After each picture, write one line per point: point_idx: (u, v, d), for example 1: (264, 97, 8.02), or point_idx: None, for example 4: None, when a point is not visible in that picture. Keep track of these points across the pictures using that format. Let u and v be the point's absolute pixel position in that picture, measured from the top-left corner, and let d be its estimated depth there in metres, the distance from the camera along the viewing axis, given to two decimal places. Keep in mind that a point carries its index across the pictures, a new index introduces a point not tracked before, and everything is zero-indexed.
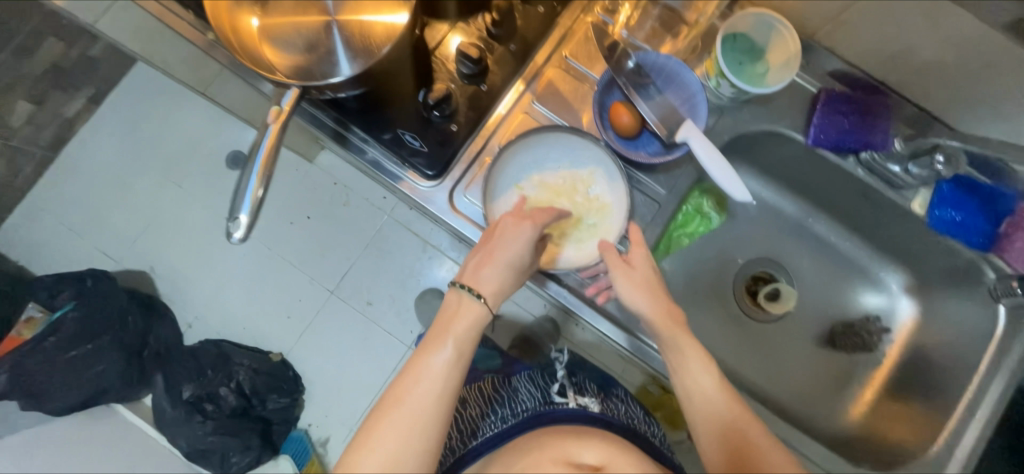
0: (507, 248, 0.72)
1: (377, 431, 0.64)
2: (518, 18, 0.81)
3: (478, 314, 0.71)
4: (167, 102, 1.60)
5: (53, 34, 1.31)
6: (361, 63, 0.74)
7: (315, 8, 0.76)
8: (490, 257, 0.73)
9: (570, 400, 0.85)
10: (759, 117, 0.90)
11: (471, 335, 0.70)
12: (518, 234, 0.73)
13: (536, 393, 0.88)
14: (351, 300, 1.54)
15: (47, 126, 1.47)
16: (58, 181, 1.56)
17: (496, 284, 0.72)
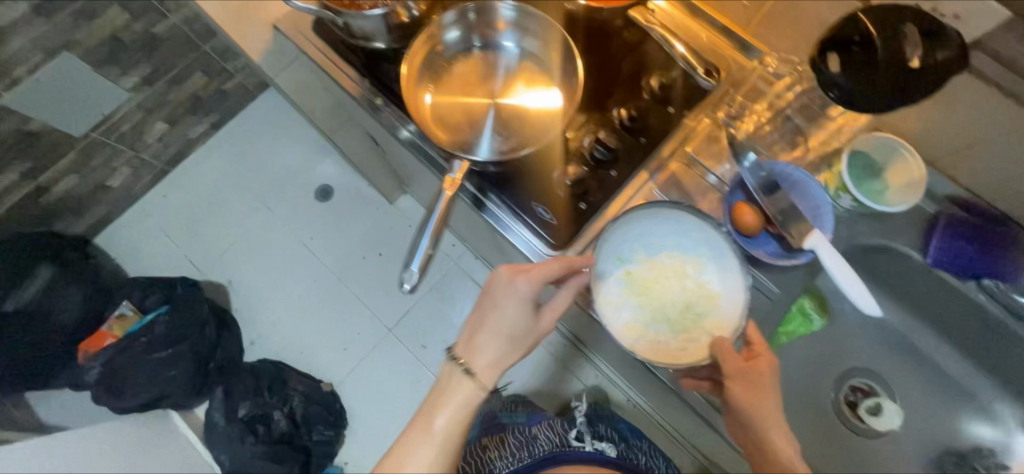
0: (506, 313, 0.65)
1: None
2: (682, 84, 0.71)
3: (463, 393, 0.64)
4: (275, 135, 1.75)
5: (201, 71, 1.52)
6: (515, 140, 0.69)
7: (483, 85, 0.72)
8: (478, 327, 0.67)
9: (587, 444, 0.91)
10: (872, 232, 0.76)
11: (469, 404, 0.64)
12: (512, 296, 0.65)
13: (554, 437, 0.93)
14: (408, 341, 1.57)
15: (173, 144, 1.65)
16: (165, 194, 1.71)
17: (490, 356, 0.65)
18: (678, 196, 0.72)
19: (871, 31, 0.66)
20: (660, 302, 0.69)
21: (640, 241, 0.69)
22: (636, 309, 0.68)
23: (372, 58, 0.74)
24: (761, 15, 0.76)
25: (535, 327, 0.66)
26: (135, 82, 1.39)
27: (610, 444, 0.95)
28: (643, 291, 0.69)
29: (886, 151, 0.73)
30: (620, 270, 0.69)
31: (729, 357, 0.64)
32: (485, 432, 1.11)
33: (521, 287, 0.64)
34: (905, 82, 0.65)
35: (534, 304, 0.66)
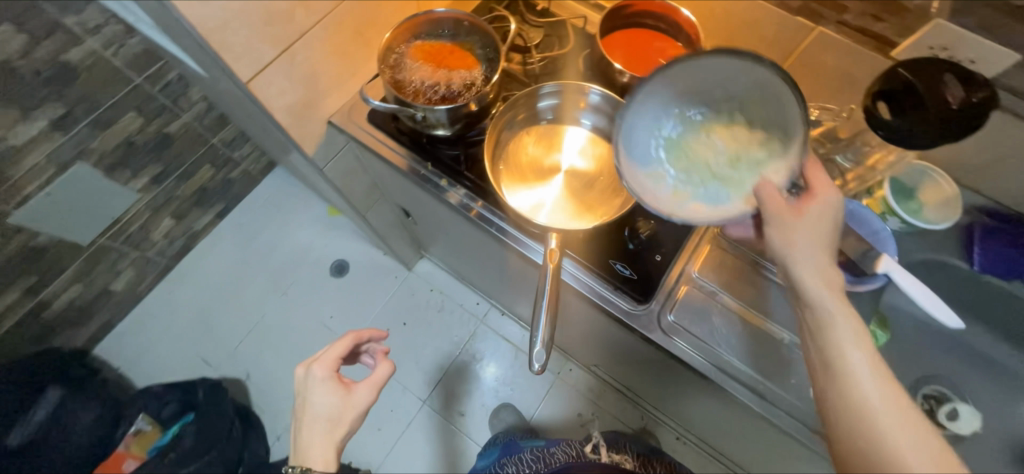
0: (337, 401, 0.69)
1: None
2: None
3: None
4: (282, 215, 1.73)
5: (209, 163, 1.52)
6: (597, 208, 0.70)
7: (549, 158, 0.73)
8: (333, 419, 0.68)
9: (604, 456, 0.90)
10: (923, 246, 0.74)
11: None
12: (315, 384, 0.70)
13: (570, 449, 0.91)
14: (445, 411, 1.47)
15: (178, 239, 1.60)
16: (170, 291, 1.62)
17: (314, 440, 0.67)
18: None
19: (911, 80, 0.56)
20: (703, 159, 0.59)
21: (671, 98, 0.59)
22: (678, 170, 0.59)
23: (432, 143, 0.76)
24: (784, 71, 0.77)
25: (350, 407, 0.69)
26: (145, 182, 1.37)
27: (627, 459, 0.93)
28: (683, 154, 0.60)
29: (916, 176, 0.73)
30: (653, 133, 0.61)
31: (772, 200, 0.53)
32: (506, 453, 1.01)
33: (318, 374, 0.71)
34: (959, 125, 0.53)
35: (369, 387, 0.71)
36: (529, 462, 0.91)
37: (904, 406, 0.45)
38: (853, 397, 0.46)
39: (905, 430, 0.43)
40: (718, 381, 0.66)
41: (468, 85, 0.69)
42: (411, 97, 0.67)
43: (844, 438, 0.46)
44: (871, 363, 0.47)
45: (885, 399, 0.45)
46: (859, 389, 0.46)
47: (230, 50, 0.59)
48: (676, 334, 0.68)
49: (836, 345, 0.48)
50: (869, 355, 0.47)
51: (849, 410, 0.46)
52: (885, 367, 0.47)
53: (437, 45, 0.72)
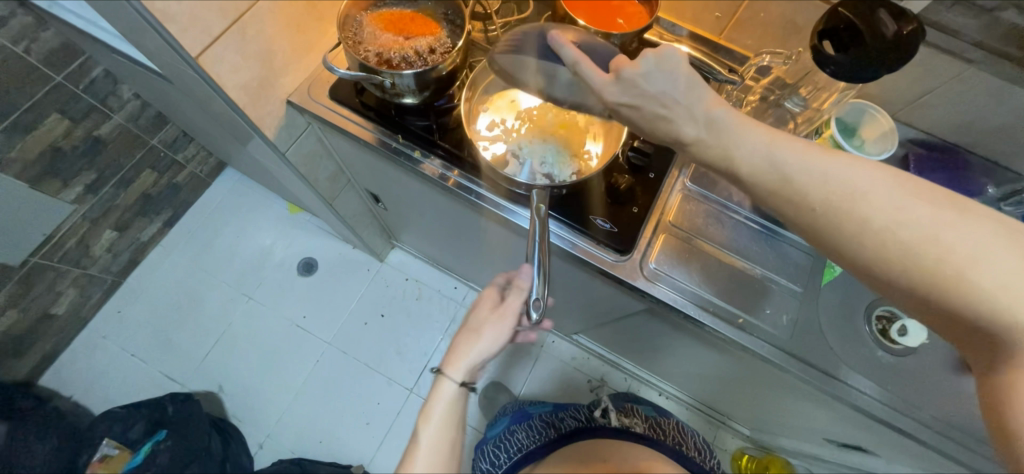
0: (483, 317, 0.62)
1: None
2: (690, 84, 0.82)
3: (445, 398, 0.60)
4: (238, 218, 1.64)
5: (150, 167, 1.42)
6: (579, 166, 0.72)
7: (527, 123, 0.74)
8: (473, 332, 0.62)
9: (614, 419, 0.90)
10: None
11: (450, 407, 0.60)
12: (484, 299, 0.63)
13: (580, 414, 0.94)
14: (433, 397, 1.45)
15: (123, 252, 1.48)
16: (122, 308, 1.50)
17: (465, 357, 0.60)
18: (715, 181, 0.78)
19: (850, 18, 0.60)
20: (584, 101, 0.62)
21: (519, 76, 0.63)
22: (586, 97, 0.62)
23: (402, 115, 0.75)
24: (734, 24, 0.82)
25: (505, 333, 0.62)
26: (79, 192, 1.24)
27: (637, 422, 0.91)
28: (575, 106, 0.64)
29: (857, 114, 0.79)
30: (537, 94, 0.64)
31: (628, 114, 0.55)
32: (515, 421, 1.03)
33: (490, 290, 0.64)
34: (894, 54, 0.57)
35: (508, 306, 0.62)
36: (540, 429, 0.94)
37: (906, 192, 0.42)
38: (847, 221, 0.43)
39: (923, 210, 0.41)
40: (698, 318, 0.69)
41: (432, 49, 0.68)
42: (378, 64, 0.65)
43: (886, 267, 0.42)
44: (851, 170, 0.44)
45: (886, 195, 0.42)
46: (854, 201, 0.42)
47: (176, 21, 0.54)
48: (660, 280, 0.71)
49: (812, 180, 0.44)
50: (838, 166, 0.44)
51: (851, 237, 0.43)
52: (842, 165, 0.44)
53: (398, 11, 0.70)
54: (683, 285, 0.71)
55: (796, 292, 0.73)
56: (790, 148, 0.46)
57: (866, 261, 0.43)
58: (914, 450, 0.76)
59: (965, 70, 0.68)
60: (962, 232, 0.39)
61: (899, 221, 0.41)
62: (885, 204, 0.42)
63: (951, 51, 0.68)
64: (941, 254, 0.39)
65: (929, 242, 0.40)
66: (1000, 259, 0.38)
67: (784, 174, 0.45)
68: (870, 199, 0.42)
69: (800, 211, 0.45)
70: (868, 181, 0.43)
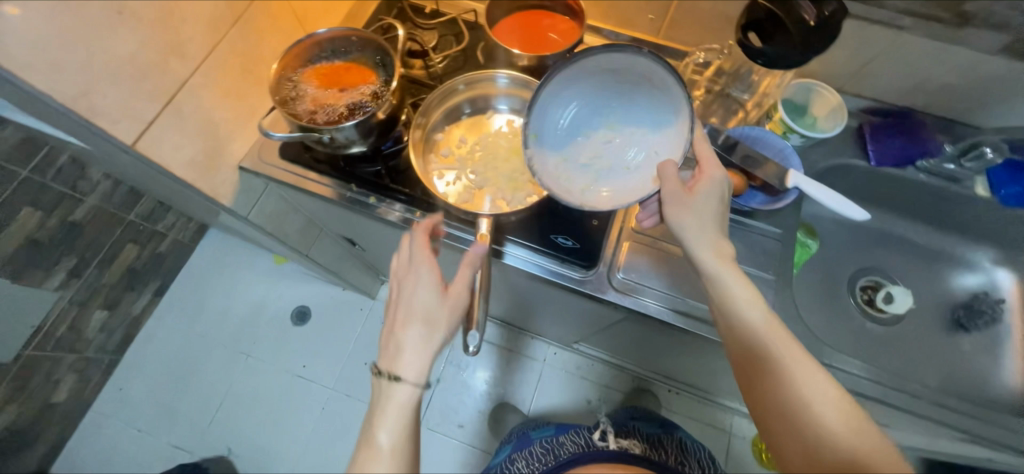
0: (437, 301, 0.58)
1: None
2: None
3: (396, 402, 0.54)
4: (225, 277, 1.65)
5: (131, 241, 1.44)
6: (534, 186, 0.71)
7: (477, 152, 0.74)
8: (417, 315, 0.57)
9: (611, 442, 0.87)
10: (828, 155, 0.80)
11: (401, 408, 0.54)
12: (416, 281, 0.59)
13: (579, 439, 0.91)
14: (442, 427, 1.43)
15: (117, 329, 1.49)
16: (123, 385, 1.50)
17: (410, 347, 0.56)
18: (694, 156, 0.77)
19: (770, 8, 0.60)
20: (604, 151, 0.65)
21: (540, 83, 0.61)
22: (561, 153, 0.65)
23: (352, 165, 0.75)
24: (670, 23, 0.82)
25: (450, 306, 0.58)
26: (62, 278, 1.25)
27: (636, 443, 0.89)
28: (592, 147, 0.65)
29: (805, 94, 0.80)
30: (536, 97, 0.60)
31: (673, 184, 0.59)
32: (517, 448, 1.04)
33: (422, 268, 0.60)
34: (818, 37, 0.58)
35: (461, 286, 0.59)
36: (539, 456, 0.94)
37: (815, 371, 0.49)
38: (761, 358, 0.51)
39: (819, 390, 0.48)
40: (674, 323, 0.70)
41: (370, 97, 0.68)
42: (315, 122, 0.66)
43: (778, 408, 0.49)
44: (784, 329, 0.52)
45: (794, 359, 0.50)
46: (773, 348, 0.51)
47: (104, 115, 0.54)
48: (628, 289, 0.71)
49: (744, 322, 0.53)
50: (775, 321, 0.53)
51: (752, 379, 0.52)
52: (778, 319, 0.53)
53: (334, 65, 0.70)
54: (654, 290, 0.71)
55: (767, 282, 0.72)
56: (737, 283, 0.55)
57: (758, 406, 0.52)
58: (913, 420, 0.75)
59: (899, 36, 0.68)
60: (841, 413, 0.46)
61: (800, 380, 0.49)
62: (797, 363, 0.50)
63: (882, 21, 0.68)
64: (820, 431, 0.46)
65: (813, 408, 0.47)
66: (862, 445, 0.44)
67: (727, 303, 0.55)
68: (789, 355, 0.50)
69: (734, 338, 0.54)
70: (787, 347, 0.51)
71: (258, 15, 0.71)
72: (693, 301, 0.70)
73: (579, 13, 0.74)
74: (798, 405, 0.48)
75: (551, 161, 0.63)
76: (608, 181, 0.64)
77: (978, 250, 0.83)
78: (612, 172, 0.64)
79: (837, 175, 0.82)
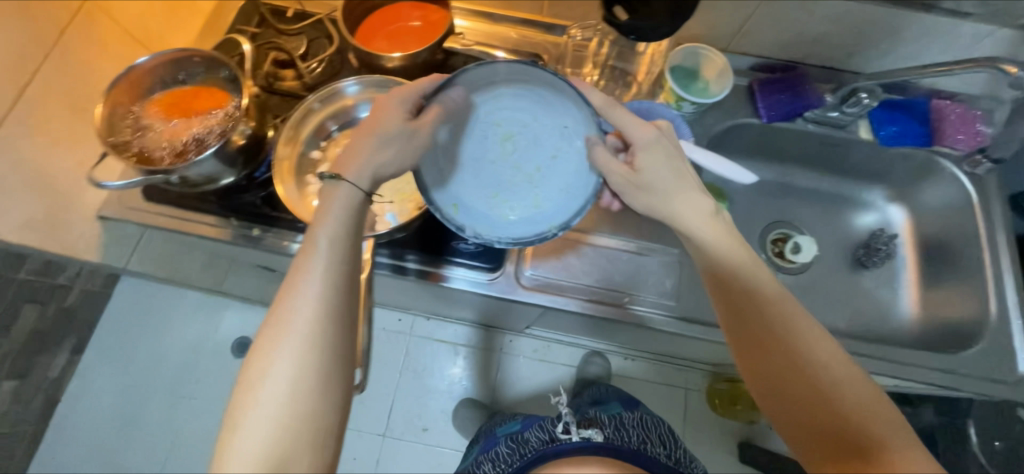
0: (315, 267, 0.47)
1: (241, 439, 0.42)
2: None
3: (343, 204, 0.50)
4: (152, 320, 1.53)
5: (29, 301, 1.23)
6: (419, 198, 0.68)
7: None
8: (377, 137, 0.53)
9: (573, 433, 0.77)
10: (722, 118, 0.80)
11: (345, 213, 0.50)
12: (389, 105, 0.54)
13: (543, 433, 0.80)
14: (405, 435, 1.24)
15: (35, 397, 1.36)
16: (55, 453, 1.40)
17: (364, 159, 0.52)
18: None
19: None
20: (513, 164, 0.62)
21: (379, 122, 0.53)
22: (492, 187, 0.62)
23: (226, 198, 0.69)
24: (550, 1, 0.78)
25: (416, 144, 0.55)
26: None
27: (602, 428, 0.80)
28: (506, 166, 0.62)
29: (693, 58, 0.78)
30: (410, 150, 0.54)
31: (619, 175, 0.57)
32: (483, 450, 0.94)
33: (400, 98, 0.55)
34: (679, 9, 0.56)
35: (341, 247, 0.49)
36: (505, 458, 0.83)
37: (798, 311, 0.50)
38: (749, 294, 0.51)
39: (822, 352, 0.47)
40: (586, 312, 0.69)
41: (221, 124, 0.61)
42: (160, 161, 0.59)
43: (764, 341, 0.49)
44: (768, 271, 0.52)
45: (781, 298, 0.50)
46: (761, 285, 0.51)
47: None
48: (537, 285, 0.70)
49: (731, 261, 0.52)
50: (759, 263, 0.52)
51: (752, 340, 0.50)
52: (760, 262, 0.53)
53: (178, 93, 0.63)
54: (563, 282, 0.70)
55: (672, 257, 0.73)
56: (728, 245, 0.53)
57: (757, 369, 0.50)
58: None
59: None
60: (826, 349, 0.48)
61: (788, 316, 0.49)
62: (782, 302, 0.50)
63: None
64: (807, 362, 0.47)
65: (799, 340, 0.48)
66: (844, 376, 0.46)
67: (710, 246, 0.53)
68: (775, 294, 0.50)
69: (721, 274, 0.53)
70: (788, 308, 0.50)
71: None
72: (602, 286, 0.70)
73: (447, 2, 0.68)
74: (784, 339, 0.48)
75: (489, 203, 0.62)
76: (552, 184, 0.62)
77: (873, 190, 0.88)
78: (547, 174, 0.62)
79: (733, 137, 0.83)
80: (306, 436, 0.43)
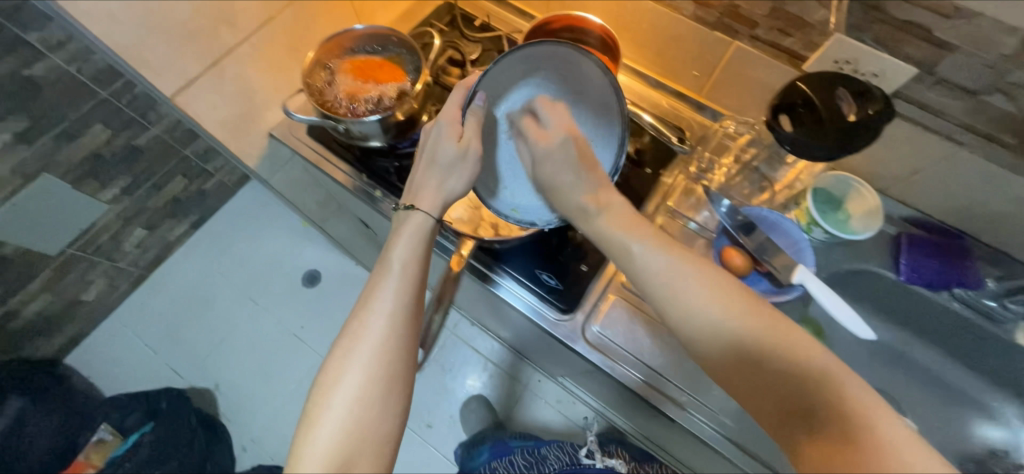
0: (387, 286, 0.56)
1: (328, 394, 0.51)
2: (650, 146, 0.80)
3: (416, 225, 0.60)
4: (255, 225, 1.74)
5: (182, 175, 1.53)
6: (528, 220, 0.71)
7: None
8: (433, 163, 0.61)
9: (597, 461, 1.03)
10: (851, 258, 0.74)
11: (416, 237, 0.59)
12: (437, 131, 0.60)
13: (564, 456, 1.08)
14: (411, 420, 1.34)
15: (151, 249, 1.61)
16: (144, 300, 1.63)
17: (430, 186, 0.61)
18: (702, 222, 0.77)
19: (810, 95, 0.57)
20: None
21: (435, 144, 0.60)
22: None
23: (367, 156, 0.78)
24: (712, 83, 0.78)
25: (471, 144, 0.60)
26: (115, 193, 1.39)
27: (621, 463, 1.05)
28: None
29: (844, 188, 0.74)
30: (472, 159, 0.61)
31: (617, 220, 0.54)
32: (497, 455, 1.15)
33: (444, 121, 0.60)
34: (854, 134, 0.54)
35: (416, 268, 0.58)
36: (522, 468, 1.09)
37: (794, 346, 0.43)
38: (733, 343, 0.44)
39: (829, 378, 0.41)
40: (638, 391, 0.68)
41: (393, 95, 0.70)
42: (336, 110, 0.69)
43: (766, 395, 0.43)
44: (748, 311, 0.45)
45: (761, 332, 0.44)
46: (743, 319, 0.45)
47: (150, 68, 0.60)
48: (599, 344, 0.69)
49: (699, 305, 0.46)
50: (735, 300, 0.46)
51: (773, 407, 0.42)
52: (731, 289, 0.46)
53: (368, 58, 0.73)
54: (627, 352, 0.69)
55: None
56: (702, 289, 0.46)
57: (797, 450, 0.41)
58: None
59: (955, 152, 0.62)
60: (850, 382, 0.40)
61: (771, 355, 0.43)
62: (767, 336, 0.44)
63: (938, 131, 0.61)
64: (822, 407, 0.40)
65: (807, 379, 0.41)
66: (874, 411, 0.39)
67: (674, 301, 0.47)
68: (752, 331, 0.44)
69: (693, 331, 0.46)
70: (772, 342, 0.43)
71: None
72: (665, 376, 0.68)
73: (617, 57, 0.72)
74: (778, 389, 0.42)
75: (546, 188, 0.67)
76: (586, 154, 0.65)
77: None
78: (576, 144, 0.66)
79: (854, 282, 0.76)
80: (377, 396, 0.51)
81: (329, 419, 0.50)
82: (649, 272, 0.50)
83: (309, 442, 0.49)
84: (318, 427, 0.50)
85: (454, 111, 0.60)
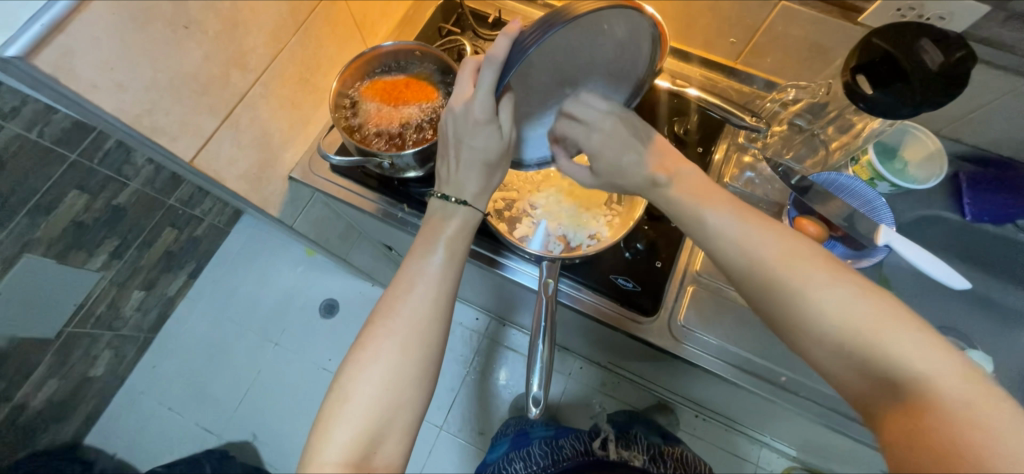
0: (432, 271, 0.51)
1: (358, 376, 0.47)
2: (694, 125, 0.77)
3: (458, 216, 0.54)
4: (255, 262, 1.62)
5: (170, 226, 1.42)
6: (600, 228, 0.68)
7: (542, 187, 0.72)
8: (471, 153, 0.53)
9: (611, 452, 0.96)
10: (917, 205, 0.74)
11: (456, 227, 0.54)
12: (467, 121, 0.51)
13: (579, 445, 0.99)
14: (463, 432, 1.29)
15: (153, 309, 1.48)
16: (156, 364, 1.50)
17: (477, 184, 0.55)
18: (761, 191, 0.76)
19: (889, 50, 0.53)
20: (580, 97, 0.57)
21: (473, 139, 0.52)
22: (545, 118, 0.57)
23: (405, 184, 0.71)
24: (751, 49, 0.75)
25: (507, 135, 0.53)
26: (104, 259, 1.28)
27: (636, 454, 0.97)
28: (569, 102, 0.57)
29: (898, 136, 0.71)
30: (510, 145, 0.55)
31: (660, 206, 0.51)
32: (514, 447, 1.07)
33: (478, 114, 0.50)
34: (940, 86, 0.51)
35: (460, 257, 0.53)
36: (538, 459, 0.98)
37: (835, 281, 0.41)
38: (772, 271, 0.43)
39: (917, 357, 0.37)
40: (735, 381, 0.66)
41: (430, 116, 0.65)
42: (373, 145, 0.63)
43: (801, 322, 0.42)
44: (785, 246, 0.44)
45: (802, 265, 0.42)
46: (783, 255, 0.43)
47: (165, 132, 0.52)
48: (689, 339, 0.67)
49: (728, 241, 0.46)
50: (770, 236, 0.45)
51: (847, 373, 0.40)
52: (766, 227, 0.46)
53: (394, 79, 0.67)
54: (714, 342, 0.67)
55: None
56: (773, 250, 0.44)
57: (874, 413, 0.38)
58: None
59: (1022, 85, 0.61)
60: (871, 310, 0.39)
61: (814, 285, 0.41)
62: (804, 267, 0.42)
63: (1006, 67, 0.60)
64: (858, 335, 0.39)
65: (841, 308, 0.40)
66: (911, 340, 0.38)
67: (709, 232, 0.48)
68: (790, 263, 0.43)
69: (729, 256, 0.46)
70: (848, 304, 0.40)
71: (319, 21, 0.68)
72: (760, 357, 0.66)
73: None
74: (807, 310, 0.41)
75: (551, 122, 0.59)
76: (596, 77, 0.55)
77: None
78: (580, 79, 0.55)
79: (916, 230, 0.77)
80: (411, 375, 0.47)
81: (354, 403, 0.45)
82: (718, 242, 0.47)
83: (332, 425, 0.45)
84: (342, 409, 0.45)
85: (488, 102, 0.49)
